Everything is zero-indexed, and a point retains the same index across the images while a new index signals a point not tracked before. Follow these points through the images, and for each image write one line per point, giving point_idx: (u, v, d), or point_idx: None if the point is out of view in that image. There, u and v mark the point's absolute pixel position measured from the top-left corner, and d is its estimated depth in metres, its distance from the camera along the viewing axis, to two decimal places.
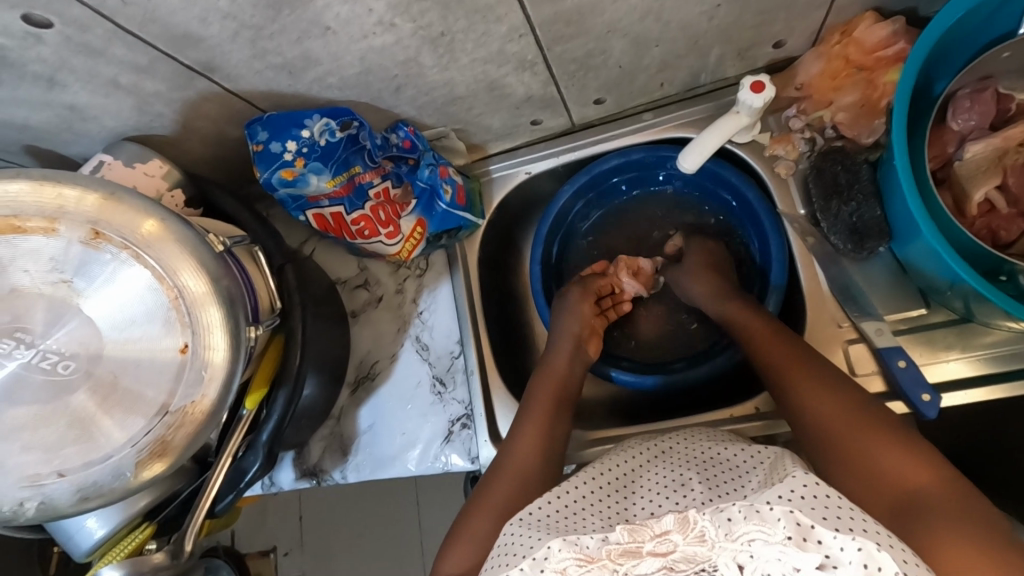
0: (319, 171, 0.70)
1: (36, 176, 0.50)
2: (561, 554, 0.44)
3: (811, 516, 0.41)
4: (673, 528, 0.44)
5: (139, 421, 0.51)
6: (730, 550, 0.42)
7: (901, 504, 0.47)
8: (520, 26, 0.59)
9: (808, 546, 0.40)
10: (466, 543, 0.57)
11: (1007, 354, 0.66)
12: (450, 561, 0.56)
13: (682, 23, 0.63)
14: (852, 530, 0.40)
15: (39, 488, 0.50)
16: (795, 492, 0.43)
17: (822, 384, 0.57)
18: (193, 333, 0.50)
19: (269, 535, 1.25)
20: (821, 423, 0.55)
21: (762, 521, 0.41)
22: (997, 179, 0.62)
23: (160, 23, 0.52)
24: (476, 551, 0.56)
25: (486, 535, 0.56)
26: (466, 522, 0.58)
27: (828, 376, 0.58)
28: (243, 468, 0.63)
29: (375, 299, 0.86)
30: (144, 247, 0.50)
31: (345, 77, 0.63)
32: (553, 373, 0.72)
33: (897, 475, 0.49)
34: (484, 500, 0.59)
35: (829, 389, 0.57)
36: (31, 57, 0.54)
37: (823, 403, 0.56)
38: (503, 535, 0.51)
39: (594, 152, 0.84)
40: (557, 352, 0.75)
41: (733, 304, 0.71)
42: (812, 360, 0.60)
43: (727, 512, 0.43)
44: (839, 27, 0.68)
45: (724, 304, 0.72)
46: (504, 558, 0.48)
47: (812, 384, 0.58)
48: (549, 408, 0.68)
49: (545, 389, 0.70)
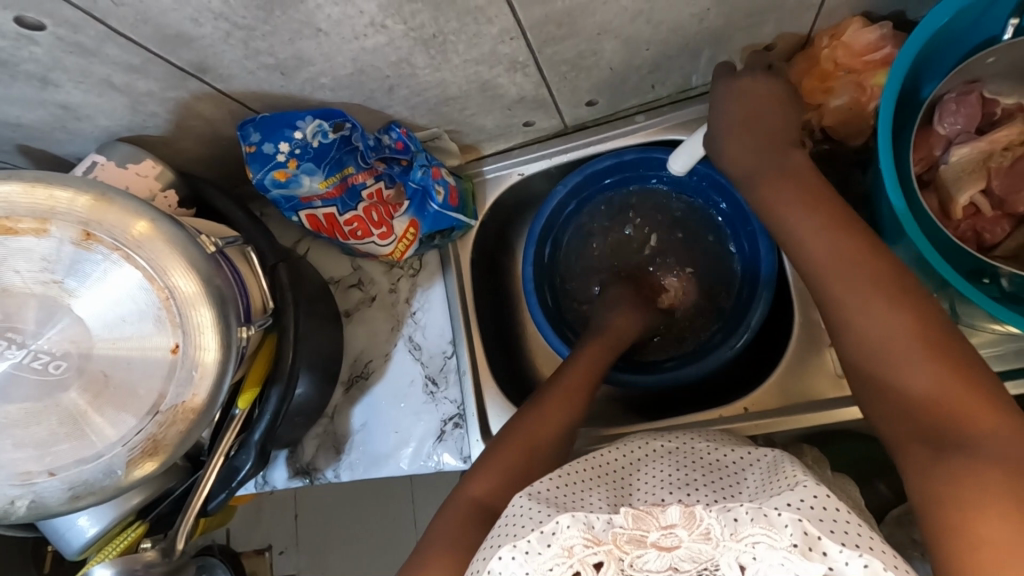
0: (311, 172, 0.71)
1: (26, 178, 0.50)
2: (570, 531, 0.44)
3: (819, 528, 0.41)
4: (680, 522, 0.43)
5: (130, 419, 0.51)
6: (734, 550, 0.42)
7: (937, 432, 0.45)
8: (510, 28, 0.60)
9: (813, 556, 0.40)
10: (486, 479, 0.59)
11: (993, 356, 0.68)
12: (472, 490, 0.58)
13: (673, 25, 0.64)
14: (859, 547, 0.41)
15: (30, 487, 0.51)
16: (805, 502, 0.43)
17: (877, 278, 0.51)
18: (184, 334, 0.51)
19: (266, 533, 1.26)
20: (862, 328, 0.51)
21: (769, 526, 0.42)
22: (981, 182, 0.63)
23: (153, 23, 0.52)
24: (494, 484, 0.58)
25: (502, 467, 0.60)
26: (467, 485, 0.59)
27: (881, 271, 0.51)
28: (235, 466, 0.63)
29: (368, 298, 0.86)
30: (135, 248, 0.50)
31: (338, 77, 0.64)
32: (591, 356, 0.73)
33: (938, 397, 0.46)
34: (497, 450, 0.62)
35: (886, 287, 0.50)
36: (23, 57, 0.55)
37: (880, 301, 0.50)
38: (512, 505, 0.50)
39: (587, 154, 0.84)
40: (619, 325, 0.79)
41: (773, 186, 0.60)
42: (869, 248, 0.53)
43: (734, 512, 0.44)
44: (828, 31, 0.68)
45: (765, 188, 0.61)
46: (511, 529, 0.47)
47: (864, 282, 0.51)
48: (576, 399, 0.68)
49: (575, 373, 0.70)
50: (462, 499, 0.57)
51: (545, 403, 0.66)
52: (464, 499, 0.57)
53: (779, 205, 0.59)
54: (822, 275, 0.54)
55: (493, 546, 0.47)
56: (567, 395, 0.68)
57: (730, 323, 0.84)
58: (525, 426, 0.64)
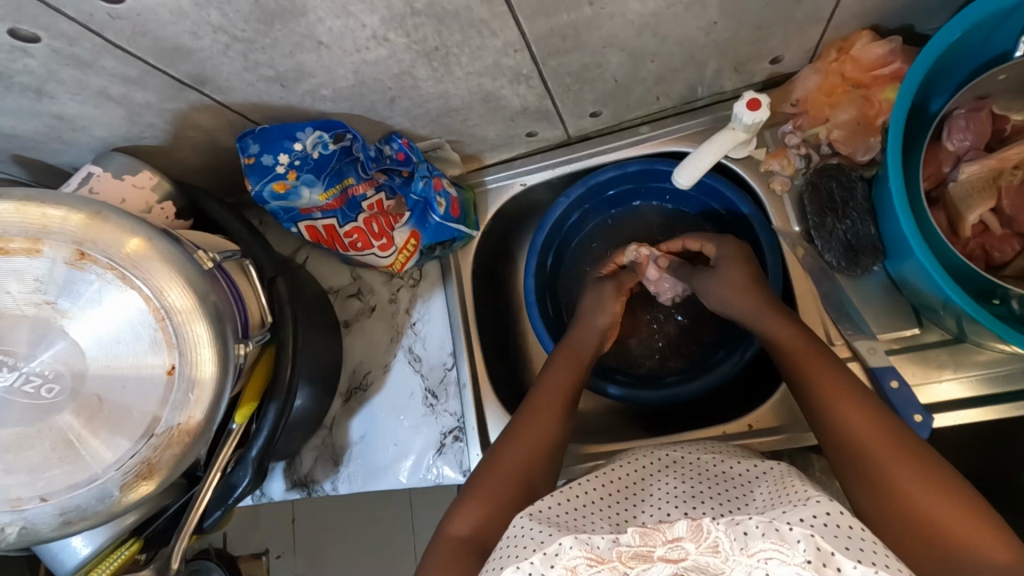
0: (310, 183, 0.69)
1: (18, 196, 0.49)
2: (572, 551, 0.43)
3: (833, 544, 0.39)
4: (686, 535, 0.42)
5: (124, 443, 0.50)
6: (744, 565, 0.40)
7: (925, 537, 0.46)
8: (515, 41, 0.59)
9: (827, 573, 0.39)
10: (468, 512, 0.56)
11: (1003, 375, 0.66)
12: (454, 526, 0.55)
13: (680, 38, 0.63)
14: (876, 564, 0.39)
15: (20, 513, 0.50)
16: (818, 518, 0.41)
17: (858, 405, 0.54)
18: (181, 353, 0.50)
19: (263, 537, 1.25)
20: (849, 448, 0.53)
21: (781, 541, 0.40)
22: (992, 201, 0.62)
23: (150, 36, 0.51)
24: (480, 518, 0.55)
25: (488, 500, 0.57)
26: (451, 522, 0.56)
27: (863, 398, 0.55)
28: (232, 483, 0.62)
29: (368, 309, 0.85)
30: (130, 267, 0.49)
31: (339, 89, 0.63)
32: (565, 371, 0.70)
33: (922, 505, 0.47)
34: (485, 479, 0.59)
35: (867, 414, 0.53)
36: (18, 69, 0.53)
37: (862, 426, 0.53)
38: (513, 525, 0.49)
39: (591, 164, 0.83)
40: (585, 329, 0.75)
41: (771, 318, 0.64)
42: (847, 378, 0.57)
43: (745, 526, 0.42)
44: (836, 44, 0.68)
45: (766, 321, 0.64)
46: (513, 550, 0.46)
47: (843, 403, 0.55)
48: (555, 409, 0.66)
49: (555, 384, 0.68)
50: (444, 537, 0.55)
51: (524, 420, 0.64)
52: (447, 539, 0.54)
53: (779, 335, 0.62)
54: (812, 400, 0.57)
55: (498, 567, 0.45)
56: (549, 410, 0.65)
57: (732, 337, 0.82)
58: (507, 454, 0.61)
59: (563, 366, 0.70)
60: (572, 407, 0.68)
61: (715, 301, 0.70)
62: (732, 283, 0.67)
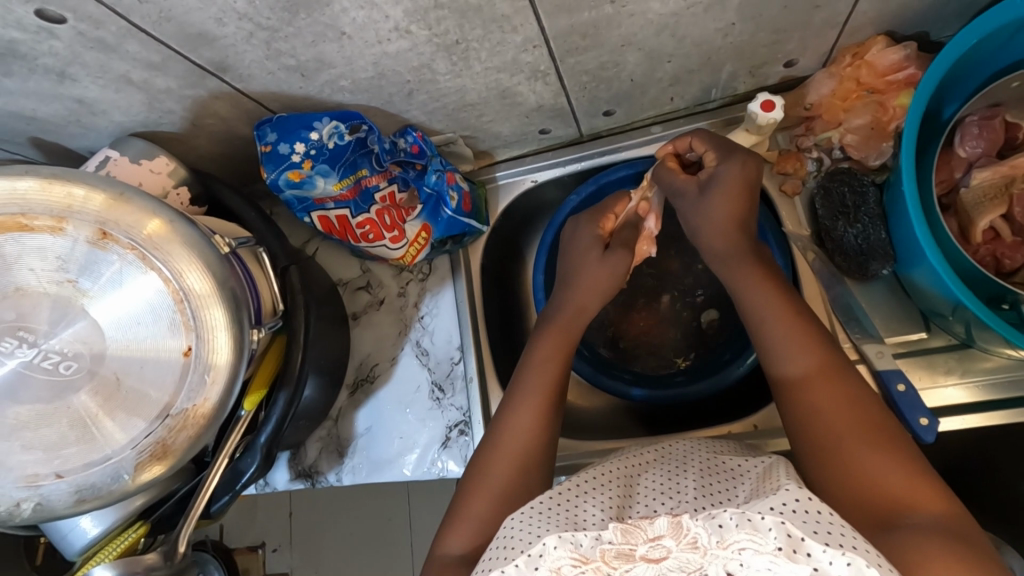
0: (325, 173, 0.69)
1: (44, 174, 0.49)
2: (557, 552, 0.42)
3: (803, 529, 0.39)
4: (666, 532, 0.42)
5: (140, 423, 0.51)
6: (721, 558, 0.40)
7: (874, 508, 0.46)
8: (535, 37, 0.59)
9: (798, 558, 0.38)
10: (458, 530, 0.56)
11: (1007, 382, 0.67)
12: (444, 547, 0.55)
13: (697, 40, 0.63)
14: (842, 545, 0.38)
15: (36, 488, 0.50)
16: (787, 505, 0.40)
17: (832, 380, 0.53)
18: (198, 336, 0.50)
19: (260, 530, 1.25)
20: (819, 429, 0.51)
21: (754, 531, 0.39)
22: (1003, 208, 0.63)
23: (176, 21, 0.52)
24: (470, 537, 0.55)
25: (481, 516, 0.56)
26: (448, 530, 0.56)
27: (840, 371, 0.54)
28: (240, 469, 0.62)
29: (376, 302, 0.86)
30: (151, 248, 0.50)
31: (357, 81, 0.63)
32: (545, 370, 0.64)
33: (874, 479, 0.47)
34: (474, 492, 0.58)
35: (836, 387, 0.52)
36: (43, 51, 0.54)
37: (836, 408, 0.51)
38: (505, 527, 0.49)
39: (602, 163, 0.84)
40: (579, 313, 0.68)
41: (748, 269, 0.59)
42: (830, 348, 0.55)
43: (720, 518, 0.41)
44: (851, 49, 0.68)
45: (744, 282, 0.59)
46: (503, 551, 0.46)
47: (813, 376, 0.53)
48: (540, 410, 0.62)
49: (541, 378, 0.64)
50: (436, 559, 0.55)
51: (512, 418, 0.62)
52: (441, 559, 0.54)
53: (761, 299, 0.58)
54: (787, 380, 0.55)
55: (487, 568, 0.46)
56: (533, 410, 0.62)
57: (738, 339, 0.81)
58: (486, 475, 0.59)
59: (549, 352, 0.66)
60: (562, 407, 0.64)
61: (692, 228, 0.63)
62: (715, 222, 0.60)
